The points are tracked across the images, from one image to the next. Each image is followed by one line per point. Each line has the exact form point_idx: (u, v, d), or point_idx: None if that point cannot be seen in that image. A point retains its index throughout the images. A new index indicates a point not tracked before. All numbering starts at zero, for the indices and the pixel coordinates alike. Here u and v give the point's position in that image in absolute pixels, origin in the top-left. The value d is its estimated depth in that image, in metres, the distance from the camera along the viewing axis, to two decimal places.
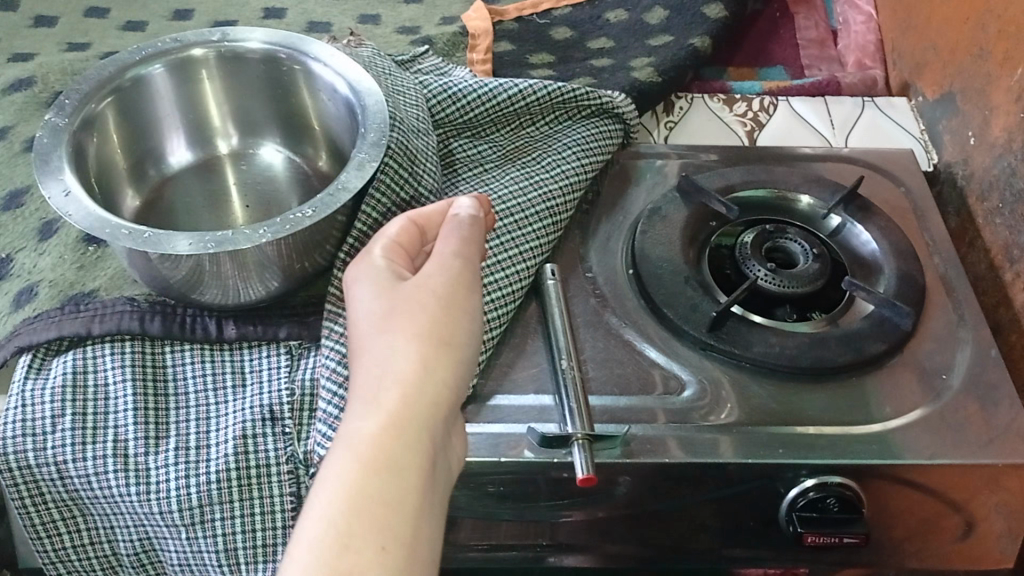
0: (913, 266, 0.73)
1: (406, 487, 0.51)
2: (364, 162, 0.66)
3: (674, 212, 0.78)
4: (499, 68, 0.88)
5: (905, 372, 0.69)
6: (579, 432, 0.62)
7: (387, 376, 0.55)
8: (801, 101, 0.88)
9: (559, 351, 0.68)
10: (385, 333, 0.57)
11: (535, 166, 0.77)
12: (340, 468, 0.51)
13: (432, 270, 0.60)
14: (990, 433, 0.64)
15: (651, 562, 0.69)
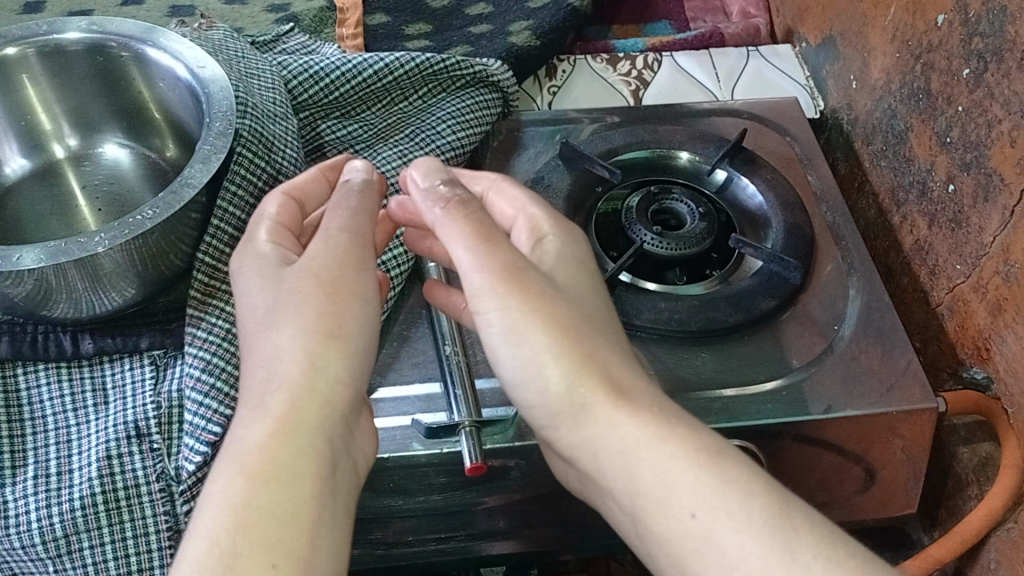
0: (802, 218, 0.67)
1: (300, 498, 0.43)
2: (210, 154, 0.54)
3: (558, 181, 0.70)
4: (373, 42, 0.83)
5: (799, 326, 0.63)
6: (465, 420, 0.54)
7: (272, 376, 0.45)
8: (685, 57, 0.85)
9: (442, 336, 0.60)
10: (270, 326, 0.47)
11: (408, 144, 0.68)
12: (223, 490, 0.42)
13: (317, 252, 0.49)
14: (889, 379, 0.59)
15: (572, 538, 0.66)
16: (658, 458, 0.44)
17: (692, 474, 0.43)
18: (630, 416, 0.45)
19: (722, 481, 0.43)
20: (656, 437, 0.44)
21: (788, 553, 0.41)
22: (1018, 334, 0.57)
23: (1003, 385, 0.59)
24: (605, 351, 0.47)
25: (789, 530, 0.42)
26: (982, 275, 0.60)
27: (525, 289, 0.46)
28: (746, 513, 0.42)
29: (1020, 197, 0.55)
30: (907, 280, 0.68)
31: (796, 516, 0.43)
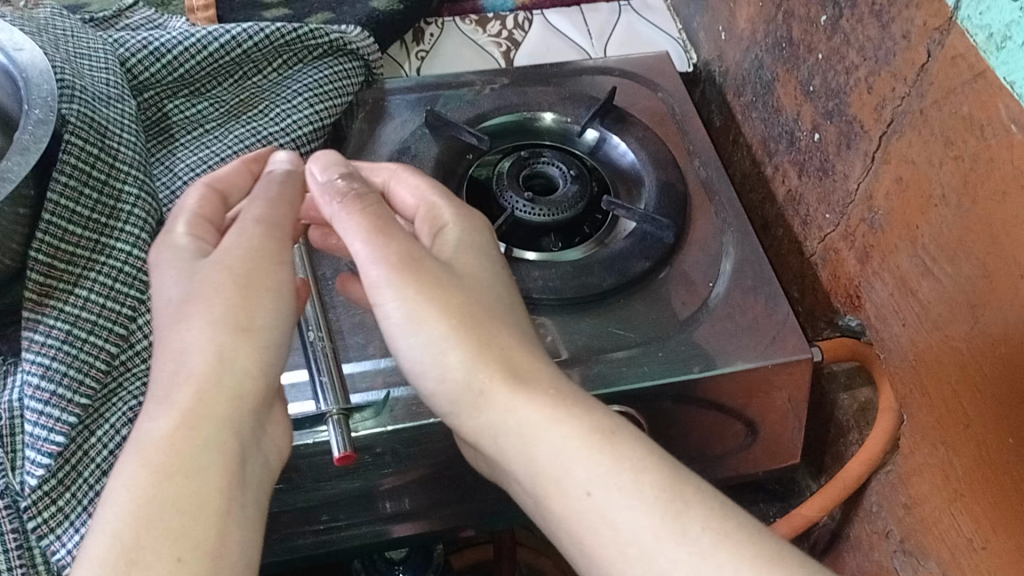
0: (674, 175, 0.66)
1: (209, 494, 0.40)
2: (30, 144, 0.50)
3: (425, 150, 0.67)
4: (226, 13, 0.78)
5: (675, 285, 0.62)
6: (332, 408, 0.51)
7: (181, 369, 0.43)
8: (556, 14, 0.83)
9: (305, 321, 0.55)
10: (183, 316, 0.44)
11: (261, 121, 0.65)
12: (127, 484, 0.39)
13: (231, 244, 0.47)
14: (768, 330, 0.59)
15: (467, 516, 0.64)
16: (554, 440, 0.42)
17: (586, 451, 0.41)
18: (528, 401, 0.43)
19: (619, 458, 0.41)
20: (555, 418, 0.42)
21: (684, 521, 0.39)
22: (885, 281, 0.57)
23: (875, 331, 0.59)
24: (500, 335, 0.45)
25: (681, 498, 0.39)
26: (849, 224, 0.60)
27: (421, 279, 0.45)
28: (638, 485, 0.40)
29: (879, 143, 0.55)
30: (782, 231, 0.68)
31: (696, 484, 0.40)
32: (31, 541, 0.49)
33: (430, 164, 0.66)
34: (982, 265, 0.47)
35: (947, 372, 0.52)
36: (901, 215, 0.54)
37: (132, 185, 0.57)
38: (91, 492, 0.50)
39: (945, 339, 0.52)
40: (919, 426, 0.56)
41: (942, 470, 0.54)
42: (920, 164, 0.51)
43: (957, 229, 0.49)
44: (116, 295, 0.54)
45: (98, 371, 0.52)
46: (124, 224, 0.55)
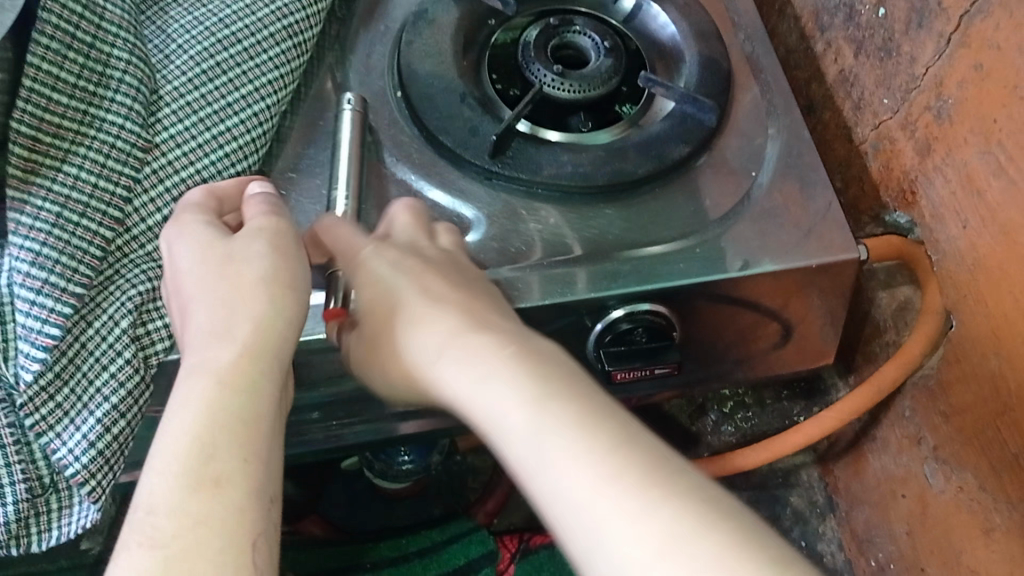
0: (718, 50, 0.60)
1: (258, 411, 0.38)
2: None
3: (444, 15, 0.60)
4: None
5: (714, 174, 0.57)
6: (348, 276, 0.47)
7: (227, 310, 0.41)
8: None
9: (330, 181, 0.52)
10: (217, 272, 0.42)
11: None
12: (191, 394, 0.38)
13: (262, 217, 0.45)
14: (808, 222, 0.54)
15: None
16: (429, 341, 0.39)
17: (446, 359, 0.38)
18: (420, 321, 0.40)
19: (479, 365, 0.36)
20: (480, 373, 0.36)
21: (526, 439, 0.33)
22: (947, 177, 0.52)
23: (927, 230, 0.55)
24: (425, 297, 0.41)
25: (507, 396, 0.34)
26: (911, 111, 0.54)
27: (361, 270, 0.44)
28: (528, 435, 0.33)
29: (958, 22, 0.49)
30: (828, 117, 0.63)
31: (533, 380, 0.34)
32: (29, 438, 0.45)
33: (450, 32, 0.60)
34: None
35: (1011, 281, 0.48)
36: (975, 106, 0.49)
37: (121, 49, 0.50)
38: (92, 390, 0.45)
39: (1013, 245, 0.48)
40: (969, 333, 0.53)
41: (993, 380, 0.52)
42: (1005, 50, 0.46)
43: None
44: (110, 173, 0.48)
45: (93, 258, 0.46)
46: (115, 93, 0.49)
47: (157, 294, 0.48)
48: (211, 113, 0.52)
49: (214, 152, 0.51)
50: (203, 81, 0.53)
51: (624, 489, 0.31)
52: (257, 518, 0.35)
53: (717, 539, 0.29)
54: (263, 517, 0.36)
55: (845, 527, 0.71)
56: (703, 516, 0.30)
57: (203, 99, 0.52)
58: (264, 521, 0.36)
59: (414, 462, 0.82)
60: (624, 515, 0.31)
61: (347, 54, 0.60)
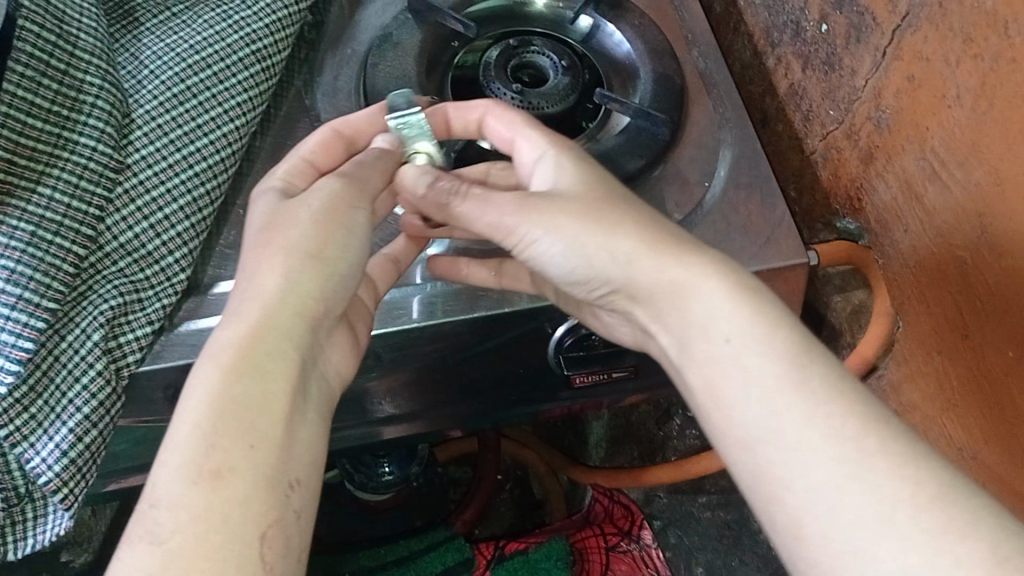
0: (671, 66, 0.63)
1: (275, 393, 0.40)
2: None
3: (407, 37, 0.63)
4: None
5: (668, 186, 0.59)
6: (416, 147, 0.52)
7: (250, 290, 0.43)
8: None
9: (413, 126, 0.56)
10: (258, 245, 0.45)
11: (233, 3, 0.60)
12: (210, 381, 0.39)
13: (326, 181, 0.47)
14: (764, 232, 0.57)
15: (454, 421, 0.63)
16: (727, 332, 0.40)
17: (728, 346, 0.40)
18: (693, 300, 0.42)
19: (772, 352, 0.39)
20: (795, 371, 0.38)
21: (837, 450, 0.36)
22: (889, 184, 0.54)
23: (874, 235, 0.57)
24: (682, 274, 0.42)
25: (839, 405, 0.37)
26: (854, 122, 0.57)
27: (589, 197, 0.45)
28: (850, 444, 0.36)
29: (892, 36, 0.51)
30: (781, 129, 0.65)
31: (797, 363, 0.39)
32: (5, 450, 0.47)
33: (413, 53, 0.62)
34: (995, 172, 0.46)
35: (950, 282, 0.51)
36: (909, 115, 0.51)
37: (93, 74, 0.53)
38: (64, 401, 0.47)
39: (949, 246, 0.50)
40: (913, 334, 0.55)
41: (934, 377, 0.54)
42: (935, 62, 0.48)
43: (971, 132, 0.47)
44: (82, 194, 0.50)
45: (65, 275, 0.48)
46: (87, 118, 0.52)
47: (128, 309, 0.50)
48: (181, 134, 0.54)
49: (184, 172, 0.54)
50: (174, 103, 0.55)
51: (901, 482, 0.35)
52: (275, 501, 0.37)
53: (973, 543, 0.33)
54: (280, 502, 0.38)
55: None
56: (972, 522, 0.34)
57: (174, 122, 0.54)
58: (281, 508, 0.38)
59: (395, 473, 0.84)
60: (902, 514, 0.34)
61: (315, 75, 0.62)
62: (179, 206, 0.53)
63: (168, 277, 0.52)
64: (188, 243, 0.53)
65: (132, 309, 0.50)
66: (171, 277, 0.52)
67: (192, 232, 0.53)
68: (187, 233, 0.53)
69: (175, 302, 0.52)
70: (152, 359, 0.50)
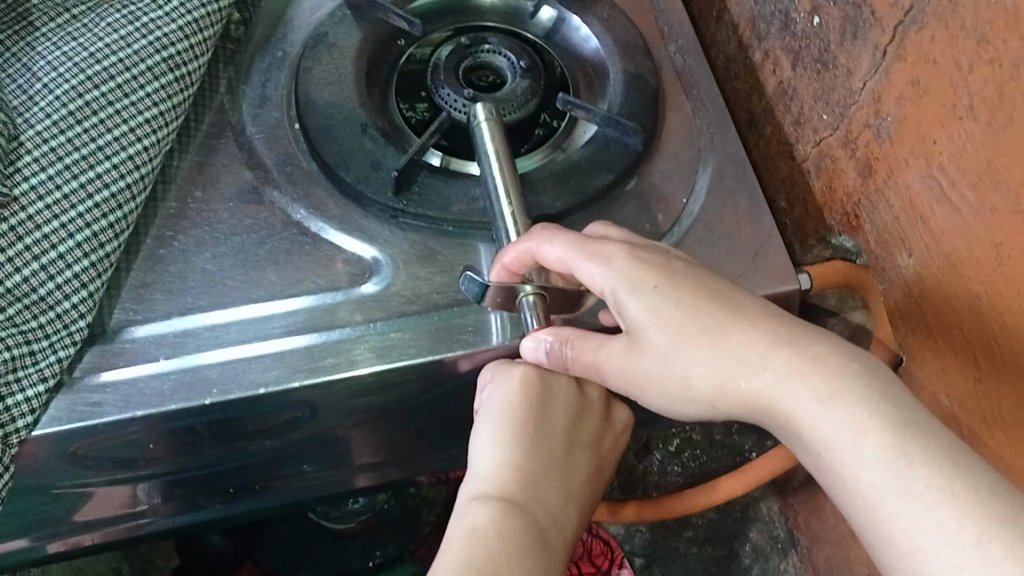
0: (645, 65, 0.55)
1: None
2: None
3: (345, 37, 0.56)
4: None
5: (641, 204, 0.52)
6: (525, 287, 0.42)
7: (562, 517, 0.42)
8: None
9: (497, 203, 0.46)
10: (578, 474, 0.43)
11: (142, 4, 0.53)
12: (481, 524, 0.39)
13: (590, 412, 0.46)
14: (748, 248, 0.50)
15: (410, 460, 0.58)
16: (825, 441, 0.36)
17: (832, 456, 0.36)
18: (784, 414, 0.37)
19: (868, 449, 0.34)
20: (896, 473, 0.34)
21: (954, 562, 0.32)
22: (889, 202, 0.48)
23: (874, 257, 0.51)
24: (774, 392, 0.37)
25: (954, 507, 0.33)
26: (850, 128, 0.50)
27: (682, 325, 0.38)
28: (972, 555, 0.32)
29: (893, 33, 0.44)
30: (768, 132, 0.59)
31: (900, 448, 0.34)
32: None
33: (352, 56, 0.55)
34: (1015, 197, 0.39)
35: (961, 316, 0.44)
36: (914, 125, 0.44)
37: None
38: None
39: (958, 276, 0.43)
40: (923, 367, 0.48)
41: (949, 420, 0.47)
42: (943, 64, 0.41)
43: (985, 149, 0.40)
44: None
45: None
46: None
47: (18, 363, 0.43)
48: (79, 159, 0.47)
49: (82, 203, 0.47)
50: (70, 122, 0.48)
51: None
52: None
53: None
54: None
55: (802, 565, 0.71)
56: None
57: (69, 144, 0.48)
58: None
59: (361, 502, 0.80)
60: None
61: (241, 80, 0.56)
62: (76, 242, 0.46)
63: (65, 325, 0.45)
64: (87, 285, 0.46)
65: (21, 365, 0.43)
66: (69, 325, 0.45)
67: (92, 272, 0.46)
68: (87, 274, 0.46)
69: (74, 354, 0.45)
70: (46, 422, 0.44)
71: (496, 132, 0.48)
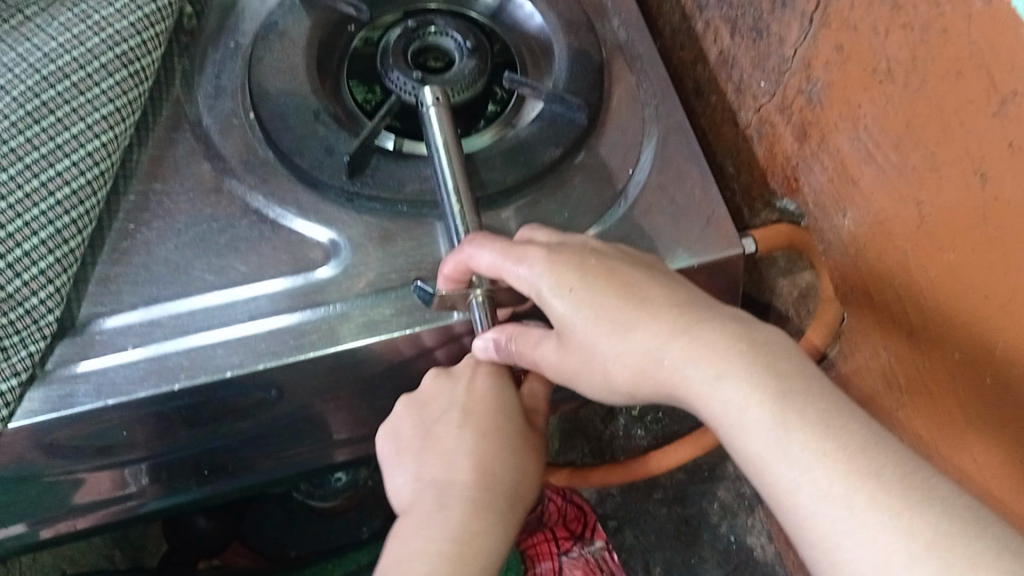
0: (588, 41, 0.57)
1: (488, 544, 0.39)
2: None
3: (295, 26, 0.57)
4: None
5: (590, 177, 0.54)
6: (478, 290, 0.44)
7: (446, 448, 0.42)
8: None
9: (446, 198, 0.47)
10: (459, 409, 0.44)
11: (93, 3, 0.54)
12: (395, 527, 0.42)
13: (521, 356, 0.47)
14: (697, 213, 0.52)
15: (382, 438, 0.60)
16: (718, 414, 0.37)
17: (725, 427, 0.36)
18: (684, 390, 0.38)
19: (755, 419, 0.35)
20: (777, 442, 0.34)
21: (830, 519, 0.33)
22: (824, 165, 0.49)
23: (813, 218, 0.53)
24: (673, 370, 0.38)
25: (830, 468, 0.33)
26: (785, 95, 0.51)
27: (603, 315, 0.39)
28: (842, 510, 0.33)
29: (817, 1, 0.46)
30: (713, 100, 0.60)
31: (784, 413, 0.35)
32: None
33: (302, 45, 0.57)
34: (930, 156, 0.41)
35: (890, 273, 0.46)
36: (841, 89, 0.46)
37: None
38: None
39: (886, 234, 0.45)
40: (862, 326, 0.51)
41: (887, 372, 0.50)
42: (862, 30, 0.43)
43: (905, 111, 0.42)
44: None
45: None
46: None
47: None
48: (39, 157, 0.49)
49: (45, 201, 0.48)
50: (28, 123, 0.50)
51: (913, 531, 0.31)
52: None
53: None
54: None
55: (770, 519, 0.74)
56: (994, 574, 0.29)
57: (29, 144, 0.49)
58: None
59: (344, 479, 0.81)
60: None
61: (195, 74, 0.57)
62: (40, 239, 0.47)
63: (35, 320, 0.46)
64: (54, 281, 0.47)
65: None
66: (39, 321, 0.46)
67: (58, 267, 0.48)
68: (53, 270, 0.47)
69: (45, 348, 0.47)
70: (21, 414, 0.45)
71: (446, 127, 0.49)
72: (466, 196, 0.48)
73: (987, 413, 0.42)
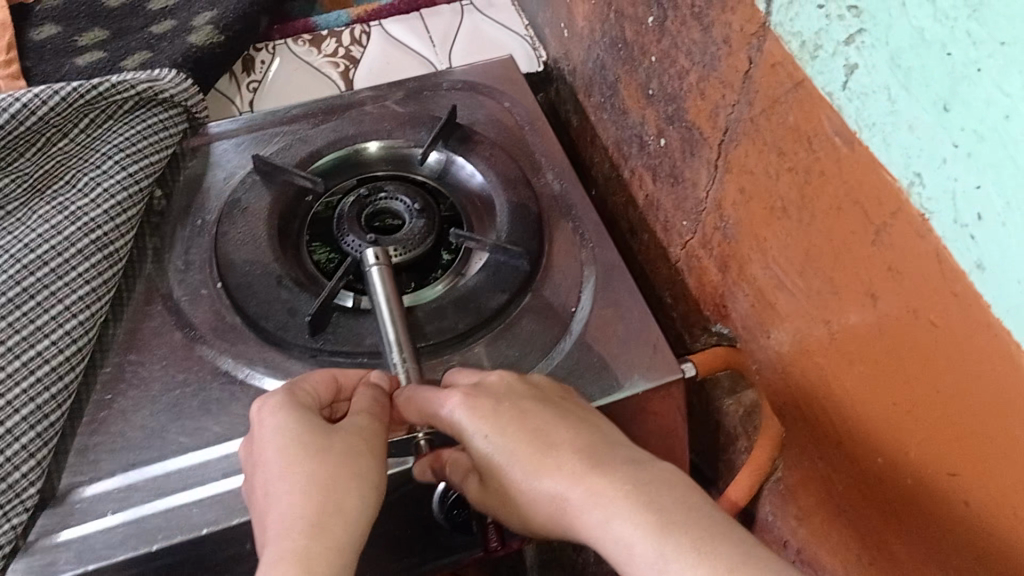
0: (526, 195, 0.63)
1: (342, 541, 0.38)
2: None
3: (257, 200, 0.63)
4: (35, 61, 0.70)
5: (536, 318, 0.58)
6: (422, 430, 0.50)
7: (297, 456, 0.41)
8: (395, 23, 0.81)
9: (389, 347, 0.52)
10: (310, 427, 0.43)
11: (70, 194, 0.59)
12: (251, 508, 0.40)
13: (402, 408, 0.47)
14: (634, 345, 0.56)
15: None
16: (611, 550, 0.38)
17: (618, 561, 0.38)
18: (585, 528, 0.40)
19: (639, 554, 0.37)
20: (655, 569, 0.36)
21: None
22: (745, 292, 0.54)
23: (744, 341, 0.57)
24: (575, 508, 0.40)
25: None
26: (705, 232, 0.57)
27: (520, 456, 0.42)
28: None
29: (719, 151, 0.52)
30: (646, 239, 0.66)
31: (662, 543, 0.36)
32: None
33: (264, 217, 0.62)
34: (830, 282, 0.45)
35: (814, 387, 0.50)
36: (749, 225, 0.51)
37: None
38: None
39: (805, 352, 0.50)
40: (799, 438, 0.55)
41: (826, 483, 0.53)
42: (758, 174, 0.49)
43: (803, 244, 0.47)
44: None
45: None
46: None
47: None
48: (20, 340, 0.53)
49: (26, 379, 0.52)
50: (10, 309, 0.53)
51: None
52: None
53: None
54: None
55: None
56: None
57: (11, 329, 0.53)
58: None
59: None
60: None
61: (166, 250, 0.62)
62: (21, 416, 0.50)
63: (17, 493, 0.49)
64: (35, 454, 0.50)
65: None
66: (21, 494, 0.49)
67: (40, 440, 0.51)
68: (34, 443, 0.50)
69: (26, 520, 0.49)
70: None
71: (387, 283, 0.53)
72: (409, 352, 0.52)
73: (924, 521, 0.44)
